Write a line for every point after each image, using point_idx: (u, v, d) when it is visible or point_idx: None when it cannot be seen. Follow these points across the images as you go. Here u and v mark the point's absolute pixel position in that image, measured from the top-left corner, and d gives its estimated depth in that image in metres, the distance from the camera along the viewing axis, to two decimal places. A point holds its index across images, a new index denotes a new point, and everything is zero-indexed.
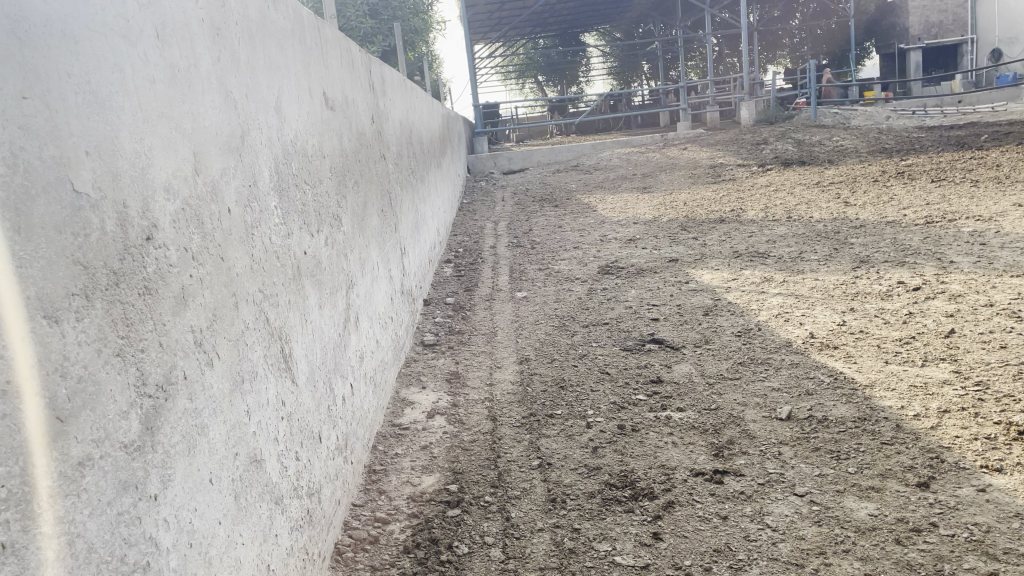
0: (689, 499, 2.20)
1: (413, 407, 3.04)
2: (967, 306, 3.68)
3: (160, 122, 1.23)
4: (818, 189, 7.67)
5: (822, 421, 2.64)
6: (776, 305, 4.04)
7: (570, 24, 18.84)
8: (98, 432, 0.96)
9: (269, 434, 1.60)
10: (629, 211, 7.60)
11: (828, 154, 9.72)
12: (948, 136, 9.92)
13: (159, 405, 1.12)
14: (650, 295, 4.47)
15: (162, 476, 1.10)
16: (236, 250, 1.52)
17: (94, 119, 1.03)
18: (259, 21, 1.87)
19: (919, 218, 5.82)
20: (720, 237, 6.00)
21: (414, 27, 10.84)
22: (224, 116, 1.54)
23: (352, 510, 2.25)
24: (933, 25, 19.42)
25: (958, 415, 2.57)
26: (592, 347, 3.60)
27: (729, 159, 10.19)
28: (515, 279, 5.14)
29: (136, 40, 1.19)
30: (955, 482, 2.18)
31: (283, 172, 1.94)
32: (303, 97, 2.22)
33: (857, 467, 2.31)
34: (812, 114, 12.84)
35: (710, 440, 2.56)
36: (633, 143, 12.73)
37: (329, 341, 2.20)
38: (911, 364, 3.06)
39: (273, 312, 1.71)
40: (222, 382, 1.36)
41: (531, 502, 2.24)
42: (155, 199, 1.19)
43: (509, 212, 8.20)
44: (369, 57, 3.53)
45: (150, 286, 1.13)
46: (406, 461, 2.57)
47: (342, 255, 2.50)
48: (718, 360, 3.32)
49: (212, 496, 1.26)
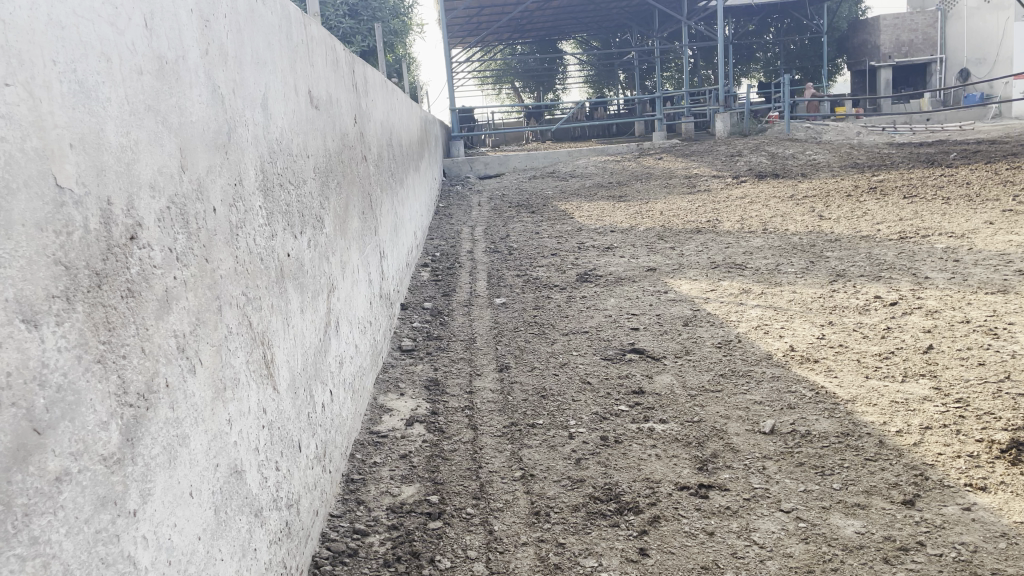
0: (674, 513, 2.17)
1: (391, 415, 2.98)
2: (944, 322, 3.71)
3: (147, 116, 1.17)
4: (793, 202, 7.73)
5: (806, 435, 2.63)
6: (756, 317, 4.04)
7: (548, 32, 18.87)
8: (77, 445, 0.90)
9: (250, 444, 1.53)
10: (606, 219, 7.60)
11: (801, 168, 9.81)
12: (918, 153, 10.07)
13: (140, 415, 1.05)
14: (629, 304, 4.45)
15: (141, 490, 1.04)
16: (220, 251, 1.45)
17: (79, 110, 0.97)
18: (247, 15, 1.80)
19: (893, 234, 5.88)
20: (696, 248, 6.00)
21: (393, 29, 10.75)
22: (211, 112, 1.48)
23: (330, 521, 2.18)
24: (903, 43, 19.77)
25: (940, 431, 2.57)
26: (573, 355, 3.57)
27: (704, 170, 10.24)
28: (493, 285, 5.09)
29: (125, 29, 1.12)
30: (940, 500, 2.17)
31: (268, 171, 1.87)
32: (289, 95, 2.16)
33: (842, 483, 2.30)
34: (785, 128, 12.97)
35: (694, 453, 2.54)
36: (608, 151, 12.75)
37: (309, 345, 2.13)
38: (892, 380, 3.06)
39: (256, 316, 1.65)
40: (205, 390, 1.30)
41: (514, 515, 2.19)
42: (141, 196, 1.12)
43: (485, 217, 8.15)
44: (352, 57, 3.47)
45: (133, 288, 1.07)
46: (385, 470, 2.51)
47: (324, 259, 2.44)
48: (699, 371, 3.29)
49: (192, 510, 1.20)
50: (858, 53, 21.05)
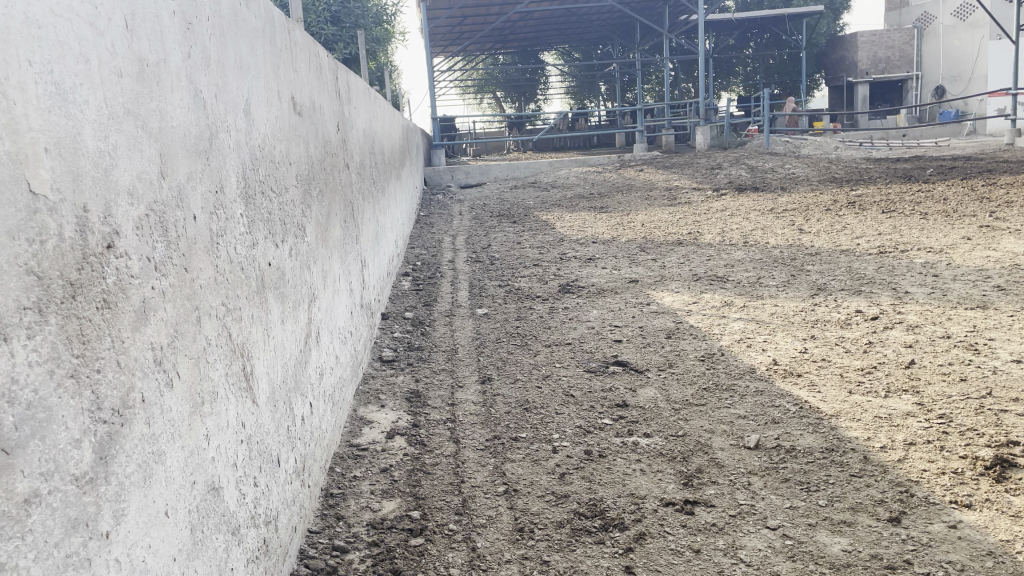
0: (660, 530, 2.14)
1: (371, 427, 2.93)
2: (925, 337, 3.72)
3: (126, 119, 1.13)
4: (772, 215, 7.77)
5: (790, 450, 2.61)
6: (738, 330, 4.03)
7: (531, 42, 18.93)
8: (48, 465, 0.85)
9: (228, 460, 1.48)
10: (587, 229, 7.60)
11: (781, 181, 9.88)
12: (896, 168, 10.17)
13: (114, 431, 1.01)
14: (612, 315, 4.44)
15: (115, 510, 0.99)
16: (200, 260, 1.41)
17: (56, 112, 0.93)
18: (231, 19, 1.76)
19: (872, 248, 5.92)
20: (678, 260, 6.00)
21: (375, 36, 10.71)
22: (192, 116, 1.43)
23: (309, 537, 2.13)
24: (881, 60, 20.02)
25: (924, 447, 2.57)
26: (555, 368, 3.54)
27: (685, 182, 10.28)
28: (475, 295, 5.05)
29: (104, 29, 1.08)
30: (925, 517, 2.16)
31: (250, 179, 1.83)
32: (272, 100, 2.12)
33: (828, 500, 2.28)
34: (764, 141, 13.07)
35: (678, 468, 2.51)
36: (590, 162, 12.77)
37: (290, 357, 2.09)
38: (875, 395, 3.06)
39: (235, 327, 1.60)
40: (182, 404, 1.25)
41: (497, 532, 2.15)
42: (119, 203, 1.08)
43: (467, 226, 8.13)
44: (336, 64, 3.43)
45: (109, 299, 1.02)
46: (365, 485, 2.46)
47: (305, 267, 2.40)
48: (683, 385, 3.27)
49: (168, 530, 1.15)
50: (836, 69, 21.30)
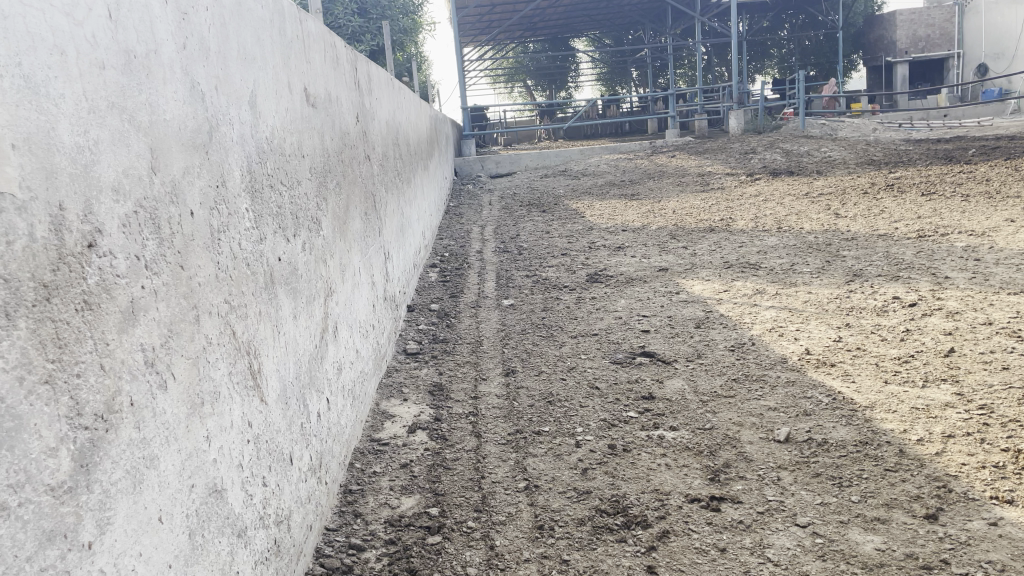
0: (684, 528, 2.07)
1: (393, 421, 2.90)
2: (965, 325, 3.57)
3: (109, 113, 1.09)
4: (808, 200, 7.60)
5: (822, 444, 2.52)
6: (770, 319, 3.93)
7: (560, 30, 18.77)
8: (17, 476, 0.82)
9: (233, 462, 1.45)
10: (617, 217, 7.50)
11: (816, 165, 9.65)
12: (937, 149, 9.88)
13: (98, 437, 0.97)
14: (640, 305, 4.36)
15: (98, 519, 0.95)
16: (198, 257, 1.37)
17: (25, 107, 0.89)
18: (234, 8, 1.73)
19: (911, 232, 5.74)
20: (709, 247, 5.88)
21: (403, 27, 10.71)
22: (189, 109, 1.40)
23: (325, 536, 2.10)
24: (920, 39, 19.50)
25: (963, 440, 2.46)
26: (581, 359, 3.47)
27: (718, 168, 10.09)
28: (502, 286, 5.00)
29: (84, 20, 1.04)
30: (964, 515, 2.06)
31: (257, 173, 1.80)
32: (282, 92, 2.08)
33: (861, 496, 2.19)
34: (799, 124, 12.80)
35: (705, 463, 2.44)
36: (621, 150, 12.61)
37: (303, 353, 2.05)
38: (912, 385, 2.95)
39: (240, 324, 1.56)
40: (178, 407, 1.22)
41: (517, 529, 2.10)
42: (101, 200, 1.04)
43: (496, 216, 8.08)
44: (354, 54, 3.39)
45: (91, 300, 0.99)
46: (384, 481, 2.43)
47: (321, 262, 2.36)
48: (711, 376, 3.19)
49: (161, 538, 1.12)
50: (875, 49, 20.80)
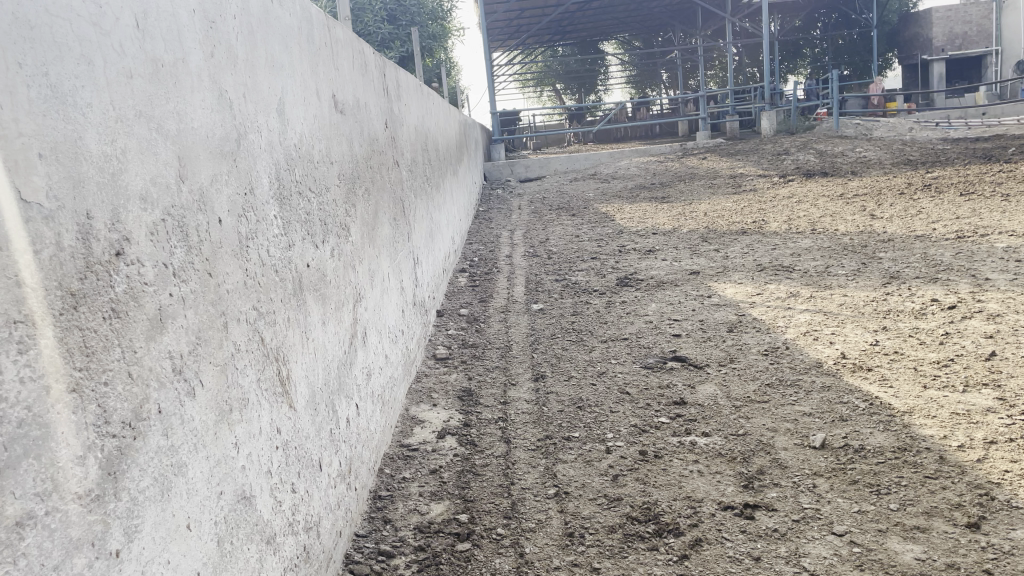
0: (718, 536, 2.04)
1: (423, 427, 2.89)
2: (1007, 327, 3.48)
3: (137, 121, 1.09)
4: (842, 201, 7.48)
5: (859, 450, 2.46)
6: (804, 322, 3.86)
7: (589, 33, 18.74)
8: (45, 485, 0.82)
9: (261, 468, 1.45)
10: (648, 221, 7.45)
11: (851, 165, 9.51)
12: (975, 148, 9.67)
13: (125, 445, 0.98)
14: (671, 309, 4.31)
15: (127, 526, 0.95)
16: (226, 263, 1.38)
17: (53, 117, 0.90)
18: (261, 16, 1.73)
19: (950, 233, 5.62)
20: (741, 250, 5.81)
21: (431, 33, 10.77)
22: (217, 116, 1.40)
23: (355, 542, 2.10)
24: (957, 36, 19.15)
25: (1006, 446, 2.39)
26: (611, 364, 3.44)
27: (749, 169, 9.98)
28: (531, 290, 4.99)
29: (111, 29, 1.05)
30: (1008, 523, 2.00)
31: (286, 179, 1.80)
32: (310, 99, 2.08)
33: (900, 503, 2.14)
34: (833, 124, 12.61)
35: (739, 469, 2.39)
36: (652, 152, 12.52)
37: (332, 359, 2.05)
38: (952, 390, 2.87)
39: (269, 331, 1.57)
40: (206, 414, 1.22)
41: (547, 536, 2.09)
42: (129, 208, 1.05)
43: (525, 220, 8.07)
44: (382, 60, 3.39)
45: (118, 308, 0.99)
46: (414, 486, 2.42)
47: (349, 267, 2.37)
48: (744, 380, 3.14)
49: (190, 546, 1.12)
50: (910, 47, 20.47)
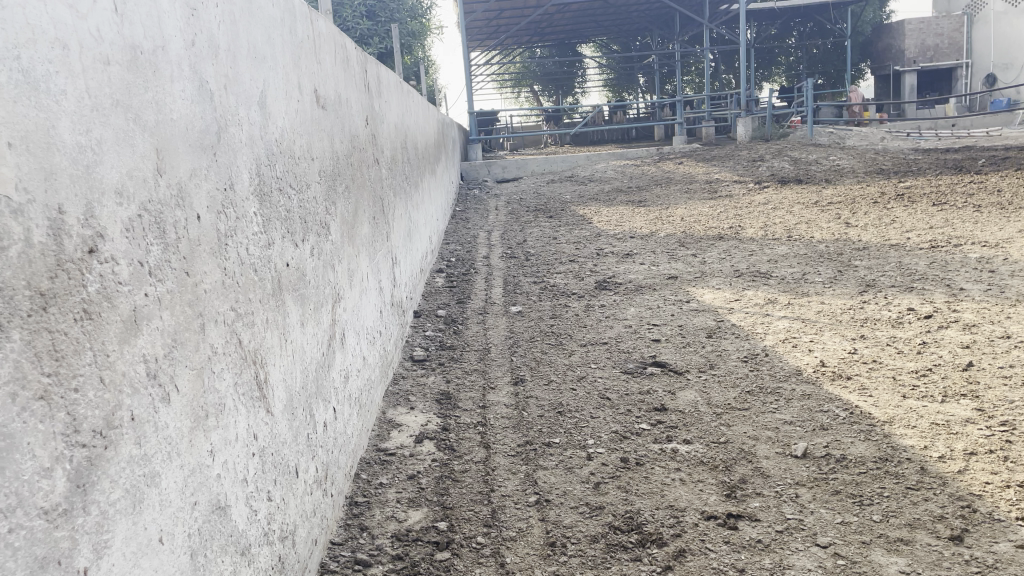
0: (701, 546, 2.01)
1: (400, 431, 2.83)
2: (982, 338, 3.51)
3: (114, 111, 1.03)
4: (817, 208, 7.53)
5: (841, 460, 2.45)
6: (783, 330, 3.86)
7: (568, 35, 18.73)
8: (8, 500, 0.76)
9: (237, 476, 1.39)
10: (625, 224, 7.44)
11: (825, 173, 9.58)
12: (946, 159, 9.80)
13: (96, 455, 0.92)
14: (650, 313, 4.30)
15: (95, 542, 0.89)
16: (204, 262, 1.32)
17: (24, 103, 0.84)
18: (244, 7, 1.67)
19: (924, 242, 5.66)
20: (719, 255, 5.81)
21: (409, 31, 10.68)
22: (197, 109, 1.34)
23: (331, 550, 2.04)
24: (929, 48, 19.45)
25: (986, 458, 2.39)
26: (591, 369, 3.41)
27: (725, 175, 10.02)
28: (509, 292, 4.95)
29: (88, 13, 0.99)
30: (990, 536, 1.99)
31: (266, 175, 1.74)
32: (292, 93, 2.02)
33: (883, 515, 2.12)
34: (807, 132, 12.71)
35: (721, 478, 2.37)
36: (628, 155, 12.54)
37: (310, 361, 1.99)
38: (931, 400, 2.88)
39: (247, 333, 1.51)
40: (182, 420, 1.16)
41: (528, 546, 2.04)
42: (103, 203, 0.99)
43: (502, 221, 8.02)
44: (364, 56, 3.32)
45: (90, 309, 0.93)
46: (391, 493, 2.37)
47: (329, 266, 2.31)
48: (725, 387, 3.12)
49: (162, 559, 1.06)
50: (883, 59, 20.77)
